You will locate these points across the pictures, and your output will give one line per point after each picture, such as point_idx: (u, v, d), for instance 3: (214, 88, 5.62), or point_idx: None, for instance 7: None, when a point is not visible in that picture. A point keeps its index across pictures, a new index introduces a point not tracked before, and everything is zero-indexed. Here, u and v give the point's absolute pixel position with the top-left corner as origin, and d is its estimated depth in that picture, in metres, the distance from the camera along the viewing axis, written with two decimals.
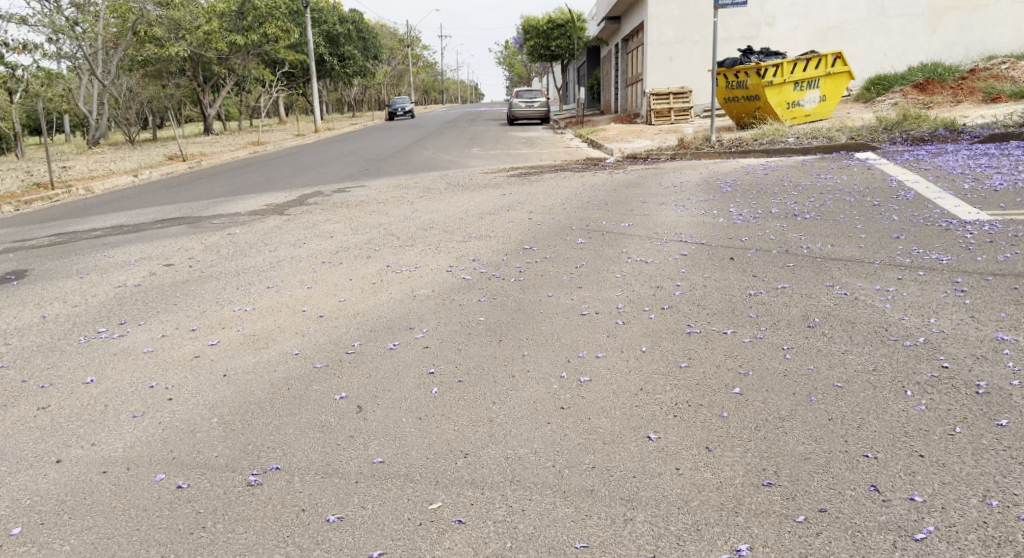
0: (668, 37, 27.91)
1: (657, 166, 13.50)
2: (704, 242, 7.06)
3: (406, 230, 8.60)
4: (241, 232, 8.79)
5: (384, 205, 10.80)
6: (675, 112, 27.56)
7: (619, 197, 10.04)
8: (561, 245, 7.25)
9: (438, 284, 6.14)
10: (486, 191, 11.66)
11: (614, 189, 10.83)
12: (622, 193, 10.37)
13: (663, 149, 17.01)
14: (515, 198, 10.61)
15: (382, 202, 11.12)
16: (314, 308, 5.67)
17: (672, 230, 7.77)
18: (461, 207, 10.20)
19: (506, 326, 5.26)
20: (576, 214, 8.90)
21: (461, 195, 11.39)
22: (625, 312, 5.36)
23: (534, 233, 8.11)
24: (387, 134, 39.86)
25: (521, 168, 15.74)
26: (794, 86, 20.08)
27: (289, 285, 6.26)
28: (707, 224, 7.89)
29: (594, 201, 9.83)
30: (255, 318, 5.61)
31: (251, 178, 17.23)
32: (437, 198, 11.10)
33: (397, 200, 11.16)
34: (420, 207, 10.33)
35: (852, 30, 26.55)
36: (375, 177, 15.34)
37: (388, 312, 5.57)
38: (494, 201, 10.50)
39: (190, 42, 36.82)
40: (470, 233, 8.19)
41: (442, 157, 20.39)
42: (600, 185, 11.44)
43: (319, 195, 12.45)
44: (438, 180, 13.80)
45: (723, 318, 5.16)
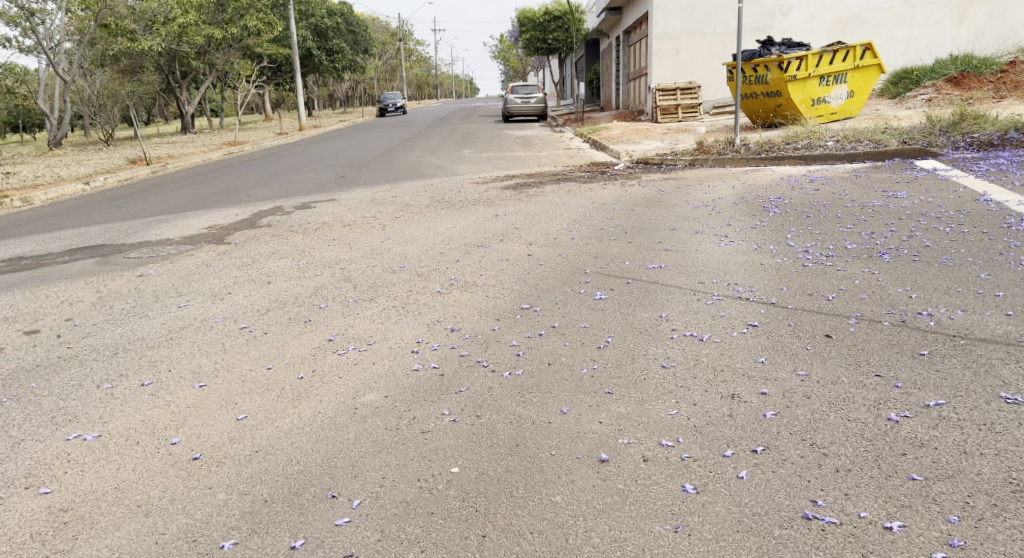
0: (675, 28, 25.89)
1: (676, 176, 11.61)
2: (774, 302, 5.07)
3: (369, 269, 6.73)
4: (157, 273, 6.97)
5: (350, 228, 8.98)
6: (683, 109, 25.58)
7: (640, 221, 8.05)
8: (574, 305, 5.29)
9: (397, 382, 4.40)
10: (473, 209, 9.80)
11: (631, 209, 8.90)
12: (643, 215, 8.39)
13: (678, 153, 15.10)
14: (510, 222, 8.65)
15: (347, 224, 9.30)
16: (189, 442, 3.97)
17: (721, 276, 5.78)
18: (441, 233, 8.37)
19: (502, 509, 3.49)
20: (588, 249, 7.00)
21: (443, 215, 9.54)
22: (693, 472, 3.63)
23: (534, 278, 6.19)
24: (373, 131, 37.77)
25: (517, 176, 13.83)
26: (820, 81, 18.02)
27: (176, 383, 4.48)
28: (766, 267, 5.93)
29: (608, 227, 7.92)
30: (102, 472, 3.81)
31: (209, 187, 15.25)
32: (414, 220, 9.27)
33: (366, 222, 9.34)
34: (392, 232, 8.49)
35: (874, 20, 24.55)
36: (347, 188, 13.47)
37: (303, 456, 3.84)
38: (484, 224, 8.65)
39: (164, 35, 35.08)
40: (450, 278, 6.26)
41: (427, 161, 18.52)
42: (612, 203, 9.47)
43: (275, 215, 10.49)
44: (419, 193, 11.95)
45: (872, 492, 3.46)
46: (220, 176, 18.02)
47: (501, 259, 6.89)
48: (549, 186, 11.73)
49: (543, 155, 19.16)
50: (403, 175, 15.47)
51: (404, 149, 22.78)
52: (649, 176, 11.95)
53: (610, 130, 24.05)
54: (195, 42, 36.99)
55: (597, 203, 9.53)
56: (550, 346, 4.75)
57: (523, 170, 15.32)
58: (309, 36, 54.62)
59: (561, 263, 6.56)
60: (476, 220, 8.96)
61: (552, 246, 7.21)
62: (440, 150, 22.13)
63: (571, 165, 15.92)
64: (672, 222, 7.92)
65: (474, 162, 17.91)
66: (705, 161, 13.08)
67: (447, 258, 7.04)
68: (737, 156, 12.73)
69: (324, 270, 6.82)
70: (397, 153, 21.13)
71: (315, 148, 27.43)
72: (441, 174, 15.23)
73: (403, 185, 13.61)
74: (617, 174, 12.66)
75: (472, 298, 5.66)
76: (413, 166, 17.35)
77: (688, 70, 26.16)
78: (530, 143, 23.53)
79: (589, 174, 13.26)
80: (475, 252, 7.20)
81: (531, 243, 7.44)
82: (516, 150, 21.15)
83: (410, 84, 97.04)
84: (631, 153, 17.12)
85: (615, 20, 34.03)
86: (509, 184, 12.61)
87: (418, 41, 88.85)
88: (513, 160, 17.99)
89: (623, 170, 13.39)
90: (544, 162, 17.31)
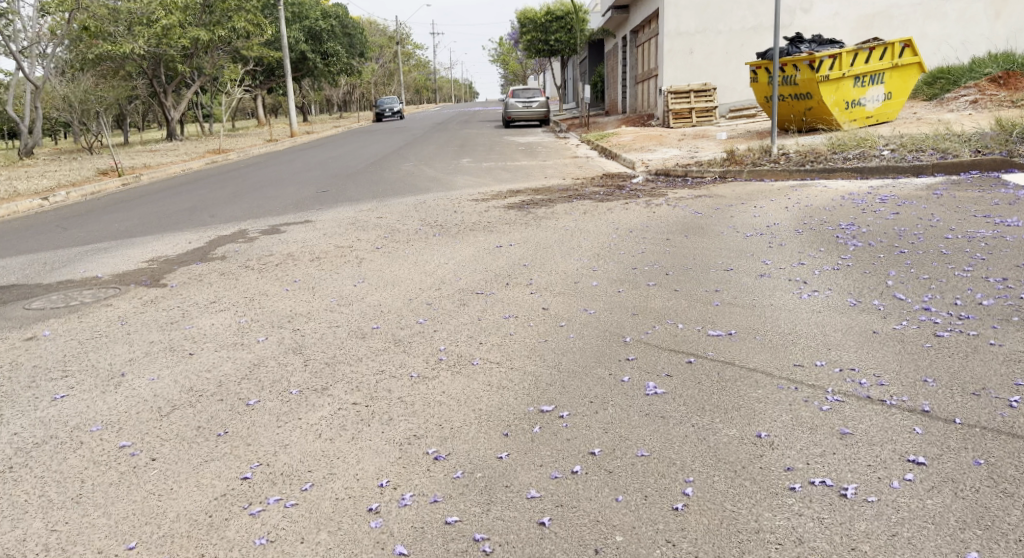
0: (688, 26, 24.25)
1: (709, 191, 9.99)
2: (923, 433, 3.78)
3: (332, 330, 5.14)
4: (55, 332, 5.41)
5: (318, 263, 7.41)
6: (697, 113, 24.02)
7: (684, 255, 6.44)
8: (623, 423, 3.96)
9: None
10: (470, 236, 8.21)
11: (667, 238, 7.25)
12: (685, 247, 6.78)
13: (703, 162, 13.47)
14: (515, 255, 7.06)
15: (316, 256, 7.74)
16: None
17: (808, 362, 4.38)
18: (427, 271, 6.78)
19: None
20: (619, 298, 5.41)
21: (434, 244, 7.96)
22: None
23: (556, 357, 4.64)
24: (368, 137, 36.17)
25: (523, 191, 12.22)
26: (855, 82, 16.38)
27: None
28: (891, 348, 4.47)
29: (640, 263, 6.30)
30: None
31: (176, 205, 13.69)
32: (398, 251, 7.70)
33: (339, 253, 7.77)
34: (367, 270, 6.91)
35: (902, 17, 22.89)
36: (327, 206, 11.91)
37: None
38: (483, 258, 7.06)
39: (147, 37, 33.60)
40: (439, 351, 4.76)
41: (420, 173, 16.93)
42: (641, 227, 7.86)
43: (236, 244, 8.92)
44: (408, 213, 10.38)
45: None
46: (194, 189, 16.48)
47: (507, 314, 5.27)
48: (560, 205, 10.12)
49: (549, 164, 17.58)
50: (393, 188, 13.89)
51: (396, 158, 21.25)
52: (676, 192, 10.35)
53: (620, 136, 22.46)
54: (180, 45, 35.48)
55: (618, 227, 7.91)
56: (597, 500, 3.53)
57: (527, 183, 13.73)
58: (302, 39, 53.07)
59: (587, 324, 4.99)
60: (471, 252, 7.38)
61: (567, 292, 5.63)
62: (434, 159, 20.57)
63: (582, 177, 14.33)
64: (724, 258, 6.27)
65: (472, 172, 16.33)
66: (739, 173, 11.45)
67: (436, 311, 5.44)
68: (775, 166, 11.12)
69: (273, 327, 5.25)
70: (387, 163, 19.60)
71: (303, 156, 25.89)
72: (435, 188, 13.66)
73: (391, 202, 12.03)
74: (639, 190, 11.04)
75: (472, 399, 4.22)
76: (405, 177, 15.79)
77: (702, 72, 24.52)
78: (532, 150, 21.95)
79: (607, 188, 11.65)
80: (472, 303, 5.60)
81: (540, 287, 5.85)
82: (516, 158, 19.57)
83: (409, 88, 95.29)
84: (648, 163, 15.51)
85: (622, 19, 32.34)
86: (513, 201, 10.99)
87: (417, 45, 87.10)
88: (514, 170, 16.40)
89: (644, 184, 11.77)
90: (549, 172, 15.69)
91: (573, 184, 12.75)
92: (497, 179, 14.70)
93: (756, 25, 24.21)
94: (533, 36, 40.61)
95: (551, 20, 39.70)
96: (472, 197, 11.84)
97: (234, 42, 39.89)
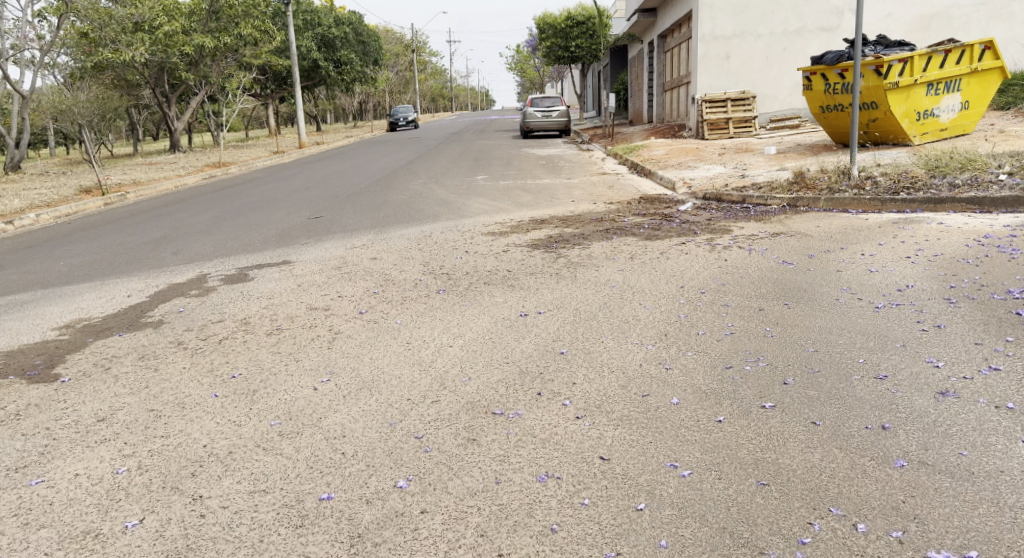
0: (724, 28, 22.21)
1: (787, 227, 8.01)
2: None
3: (313, 550, 3.45)
4: None
5: (277, 336, 5.47)
6: (734, 123, 22.05)
7: (785, 341, 4.82)
8: None
9: None
10: (484, 297, 6.24)
11: (757, 300, 5.43)
12: (783, 318, 5.11)
13: (760, 184, 11.48)
14: (544, 336, 5.13)
15: (278, 323, 5.81)
16: None
17: None
18: (427, 361, 4.89)
19: None
20: (737, 464, 3.82)
21: (436, 307, 6.01)
22: None
23: None
24: (379, 149, 34.24)
25: (549, 220, 10.28)
26: (928, 89, 14.31)
27: None
28: None
29: (727, 360, 4.64)
30: None
31: (144, 233, 11.80)
32: (385, 318, 5.75)
33: (308, 320, 5.83)
34: (341, 355, 4.99)
35: (963, 18, 20.77)
36: (315, 239, 9.99)
37: None
38: (499, 339, 5.14)
39: (149, 46, 31.96)
40: None
41: (429, 193, 14.99)
42: (718, 281, 5.99)
43: (186, 299, 6.99)
44: (408, 253, 8.45)
45: None
46: (174, 213, 14.59)
47: (584, 504, 3.64)
48: (596, 244, 8.14)
49: (575, 183, 15.62)
50: (396, 215, 11.98)
51: (404, 174, 19.33)
52: (741, 226, 8.37)
53: (651, 149, 20.50)
54: (184, 53, 33.81)
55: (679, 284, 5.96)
56: None
57: (552, 208, 11.77)
58: (315, 47, 51.44)
59: (701, 550, 3.39)
60: (483, 325, 5.44)
61: (645, 456, 3.89)
62: (446, 175, 18.61)
63: (615, 200, 12.39)
64: (853, 360, 4.59)
65: (487, 193, 14.37)
66: (813, 202, 9.46)
67: (437, 509, 3.62)
68: (859, 195, 9.17)
69: (163, 522, 3.60)
70: (394, 181, 17.72)
71: (306, 171, 23.98)
72: (446, 215, 11.75)
73: (390, 234, 10.11)
74: (692, 221, 9.04)
75: None
76: (411, 200, 13.89)
77: (740, 79, 22.47)
78: (554, 165, 19.98)
79: (651, 219, 9.66)
80: (499, 478, 3.83)
81: (591, 420, 4.18)
82: (538, 175, 17.64)
83: (424, 96, 93.33)
84: (690, 184, 13.54)
85: (649, 23, 30.26)
86: (537, 236, 9.03)
87: (432, 52, 85.17)
88: (536, 191, 14.43)
89: (695, 213, 9.78)
90: (577, 194, 13.68)
91: (606, 212, 10.78)
92: (517, 203, 12.74)
93: (799, 27, 22.13)
94: (553, 42, 38.68)
95: (572, 25, 37.83)
96: (486, 229, 9.91)
97: (242, 50, 38.25)
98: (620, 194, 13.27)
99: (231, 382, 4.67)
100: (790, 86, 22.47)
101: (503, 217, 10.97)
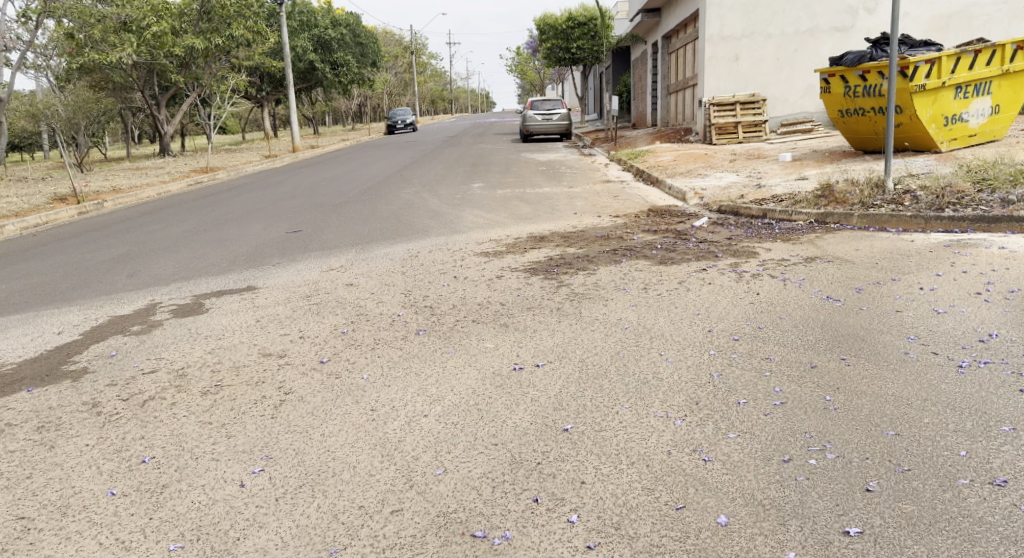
0: (733, 29, 21.20)
1: (823, 252, 7.01)
2: None
3: None
4: None
5: (214, 410, 4.48)
6: (744, 127, 21.08)
7: (855, 419, 4.04)
8: None
9: None
10: (472, 348, 5.24)
11: (807, 353, 4.63)
12: (859, 381, 4.33)
13: (782, 197, 10.48)
14: (538, 412, 4.27)
15: (221, 387, 4.81)
16: None
17: None
18: (391, 466, 3.89)
19: None
20: None
21: (411, 359, 5.00)
22: None
23: None
24: (374, 153, 33.23)
25: (550, 237, 9.26)
26: (957, 92, 13.27)
27: None
28: None
29: (782, 451, 3.85)
30: None
31: (106, 250, 10.81)
32: (352, 375, 4.76)
33: (257, 383, 4.83)
34: (302, 444, 4.05)
35: (983, 17, 19.80)
36: (289, 258, 8.99)
37: None
38: (476, 411, 4.29)
39: (136, 46, 30.95)
40: None
41: (420, 203, 13.98)
42: (757, 321, 5.09)
43: (125, 337, 6.01)
44: (389, 278, 7.45)
45: None
46: (145, 225, 13.58)
47: None
48: (602, 271, 7.12)
49: (577, 192, 14.63)
50: (383, 230, 10.99)
51: (397, 182, 18.35)
52: (769, 249, 7.37)
53: (657, 155, 19.50)
54: (173, 54, 32.80)
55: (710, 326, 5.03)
56: None
57: (553, 222, 10.78)
58: (310, 49, 50.47)
59: None
60: (467, 394, 4.45)
61: None
62: (441, 183, 17.63)
63: (621, 213, 11.39)
64: (942, 451, 3.81)
65: (483, 203, 13.37)
66: (844, 218, 8.46)
67: None
68: (896, 211, 8.16)
69: None
70: (384, 189, 16.76)
71: (295, 178, 22.98)
72: (436, 229, 10.75)
73: (371, 253, 9.10)
74: (712, 242, 8.02)
75: None
76: (401, 212, 12.90)
77: (749, 81, 21.46)
78: (554, 173, 18.99)
79: (663, 237, 8.66)
80: None
81: (612, 551, 3.35)
82: (538, 183, 16.65)
83: (423, 99, 92.25)
84: (701, 195, 12.54)
85: (652, 23, 29.26)
86: (535, 259, 8.01)
87: (432, 54, 84.16)
88: (535, 201, 13.42)
89: (713, 230, 8.77)
90: (579, 205, 12.69)
91: (612, 228, 9.78)
92: (514, 215, 11.73)
93: (811, 27, 21.09)
94: (553, 44, 37.70)
95: (574, 26, 36.90)
96: (480, 248, 8.90)
97: (234, 52, 37.34)
98: (626, 206, 12.26)
99: (136, 504, 3.72)
100: (802, 88, 21.46)
101: (498, 234, 9.98)
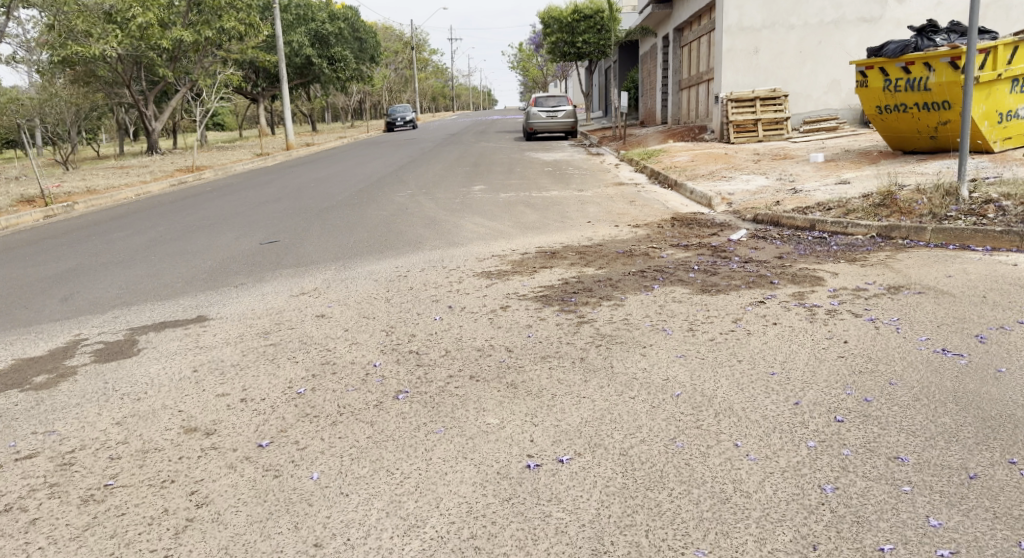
0: (751, 19, 19.88)
1: (907, 278, 5.66)
2: None
3: None
4: None
5: (99, 546, 3.23)
6: (764, 124, 19.76)
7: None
8: None
9: None
10: (471, 429, 3.92)
11: (955, 455, 3.54)
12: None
13: (829, 205, 9.14)
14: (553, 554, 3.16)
15: (125, 498, 3.49)
16: None
17: None
18: None
19: None
20: None
21: (390, 452, 3.71)
22: None
23: None
24: (370, 151, 31.88)
25: (564, 253, 7.95)
26: (1013, 85, 11.94)
27: None
28: None
29: None
30: None
31: (54, 264, 9.47)
32: (324, 490, 3.49)
33: (180, 492, 3.52)
34: None
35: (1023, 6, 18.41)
36: (256, 278, 7.68)
37: None
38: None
39: (122, 38, 29.71)
40: None
41: (414, 209, 12.64)
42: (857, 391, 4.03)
43: (21, 392, 4.70)
44: (369, 306, 6.13)
45: None
46: (109, 232, 12.29)
47: None
48: (630, 300, 5.80)
49: (588, 196, 13.30)
50: (368, 241, 9.67)
51: (391, 184, 17.02)
52: (835, 273, 6.03)
53: (672, 155, 18.19)
54: (161, 47, 31.54)
55: (799, 413, 3.87)
56: None
57: (565, 233, 9.46)
58: (307, 44, 49.20)
59: None
60: (488, 530, 3.24)
61: None
62: (438, 185, 16.29)
63: (641, 221, 10.05)
64: None
65: (483, 209, 12.04)
66: (915, 232, 7.15)
67: None
68: (980, 225, 6.87)
69: None
70: (376, 192, 15.42)
71: (285, 179, 21.66)
72: (431, 240, 9.43)
73: (351, 271, 7.79)
74: (759, 261, 6.70)
75: None
76: (392, 219, 11.58)
77: (768, 76, 20.12)
78: (561, 174, 17.65)
79: (698, 254, 7.33)
80: None
81: None
82: (544, 185, 15.30)
83: (424, 96, 90.85)
84: (729, 201, 11.22)
85: (663, 15, 27.94)
86: (547, 282, 6.68)
87: (433, 51, 82.74)
88: (542, 206, 12.10)
89: (758, 247, 7.45)
90: (592, 211, 11.36)
91: (635, 241, 8.46)
92: (520, 224, 10.40)
93: (837, 19, 19.71)
94: (558, 38, 36.45)
95: (579, 20, 35.67)
96: (481, 266, 7.58)
97: (226, 46, 36.10)
98: (646, 213, 10.93)
99: None
100: (825, 84, 20.07)
101: (503, 248, 8.65)
